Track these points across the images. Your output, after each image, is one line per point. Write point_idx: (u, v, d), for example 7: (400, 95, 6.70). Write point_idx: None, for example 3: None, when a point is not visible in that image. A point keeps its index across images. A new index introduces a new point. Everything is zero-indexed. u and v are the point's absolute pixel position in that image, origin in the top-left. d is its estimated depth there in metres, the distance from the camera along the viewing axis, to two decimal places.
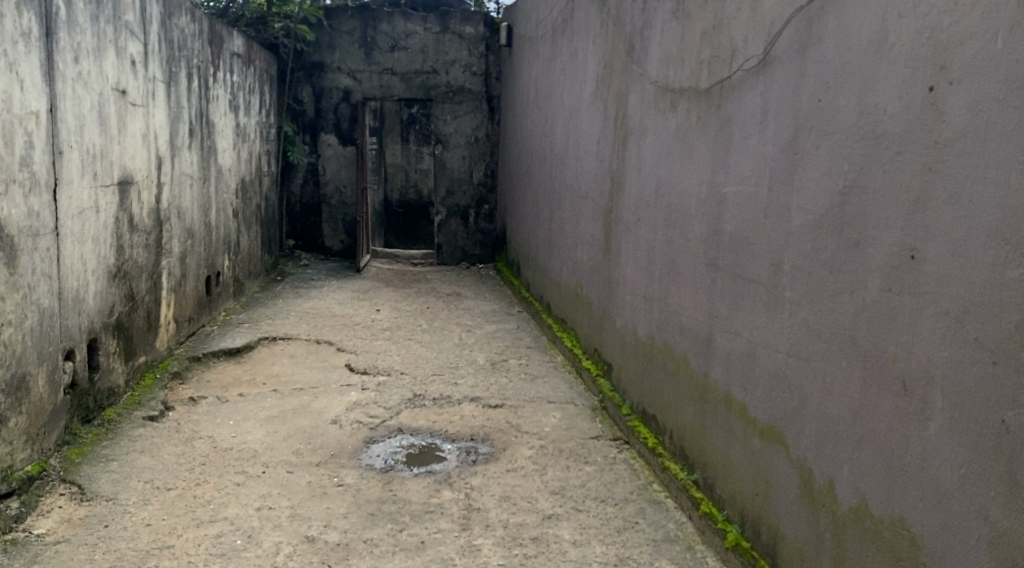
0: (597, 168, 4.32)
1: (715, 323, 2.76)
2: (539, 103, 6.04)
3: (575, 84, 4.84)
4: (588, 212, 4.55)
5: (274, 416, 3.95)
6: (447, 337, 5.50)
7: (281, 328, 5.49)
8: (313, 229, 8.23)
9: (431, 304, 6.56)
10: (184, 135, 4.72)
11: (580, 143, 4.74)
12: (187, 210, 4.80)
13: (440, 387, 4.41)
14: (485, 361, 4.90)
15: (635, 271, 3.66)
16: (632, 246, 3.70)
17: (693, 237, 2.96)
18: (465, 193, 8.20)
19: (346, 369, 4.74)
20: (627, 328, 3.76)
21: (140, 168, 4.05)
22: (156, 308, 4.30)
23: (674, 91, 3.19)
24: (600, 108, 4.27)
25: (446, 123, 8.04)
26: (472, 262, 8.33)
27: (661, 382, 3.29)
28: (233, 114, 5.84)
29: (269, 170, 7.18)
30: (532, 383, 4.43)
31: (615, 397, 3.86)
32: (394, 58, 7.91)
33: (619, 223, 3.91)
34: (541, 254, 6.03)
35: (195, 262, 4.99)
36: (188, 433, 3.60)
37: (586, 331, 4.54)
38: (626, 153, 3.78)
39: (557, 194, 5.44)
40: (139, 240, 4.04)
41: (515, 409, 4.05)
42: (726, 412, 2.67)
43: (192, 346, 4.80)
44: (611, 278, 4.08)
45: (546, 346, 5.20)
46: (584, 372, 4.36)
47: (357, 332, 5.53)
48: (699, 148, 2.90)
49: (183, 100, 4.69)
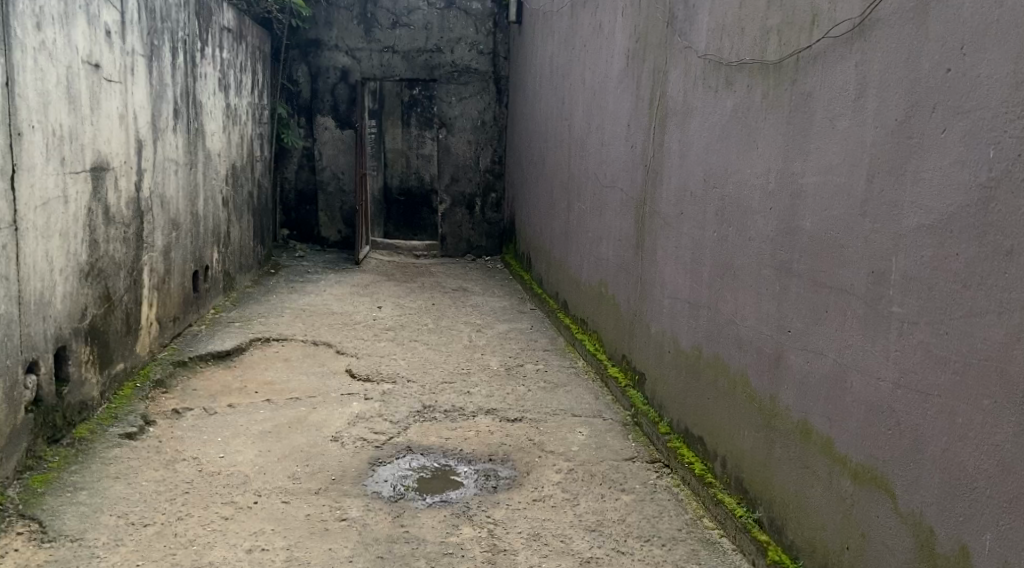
0: (627, 154, 3.89)
1: (786, 338, 2.34)
2: (555, 83, 5.60)
3: (600, 61, 4.40)
4: (615, 204, 4.13)
5: (268, 432, 3.53)
6: (456, 338, 5.09)
7: (275, 327, 5.06)
8: (309, 219, 7.79)
9: (437, 301, 6.13)
10: (168, 116, 4.27)
11: (605, 125, 4.31)
12: (172, 199, 4.35)
13: (452, 396, 4.00)
14: (500, 367, 4.49)
15: (675, 272, 3.25)
16: (672, 243, 3.28)
17: (756, 236, 2.54)
18: (471, 181, 7.76)
19: (347, 376, 4.32)
20: (666, 336, 3.34)
21: (117, 152, 3.60)
22: (136, 309, 3.86)
23: (731, 65, 2.76)
24: (631, 86, 3.83)
25: (451, 106, 7.58)
26: (477, 254, 7.90)
27: (710, 401, 2.88)
28: (223, 94, 5.38)
29: (262, 155, 6.72)
30: (553, 393, 4.01)
31: (649, 411, 3.45)
32: (395, 36, 7.45)
33: (655, 217, 3.49)
34: (556, 247, 5.60)
35: (180, 257, 4.55)
36: (171, 453, 3.18)
37: (612, 335, 4.12)
38: (666, 138, 3.36)
39: (575, 183, 5.01)
40: (116, 233, 3.60)
41: (537, 424, 3.64)
42: (802, 444, 2.26)
43: (177, 348, 4.37)
44: (643, 278, 3.66)
45: (565, 349, 4.78)
46: (611, 381, 3.95)
47: (357, 332, 5.10)
48: (766, 131, 2.48)
49: (167, 77, 4.23)
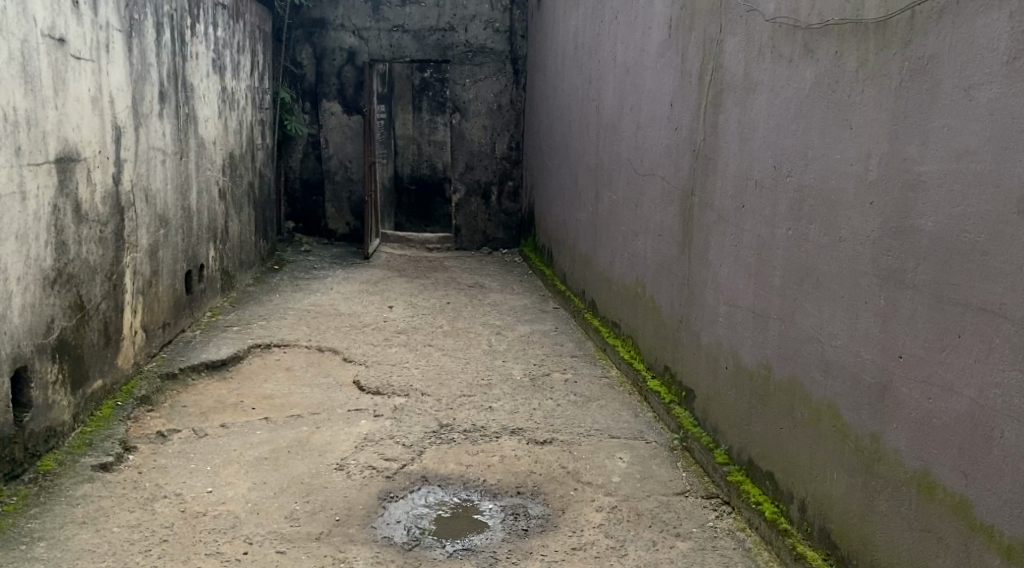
0: (671, 137, 3.41)
1: (895, 365, 1.88)
2: (579, 61, 5.11)
3: (635, 33, 3.92)
4: (653, 196, 3.66)
5: (264, 459, 3.10)
6: (474, 343, 4.64)
7: (277, 331, 4.63)
8: (316, 210, 7.36)
9: (452, 299, 5.68)
10: (153, 99, 3.82)
11: (642, 104, 3.83)
12: (158, 193, 3.91)
13: (472, 413, 3.55)
14: (524, 377, 4.03)
15: (734, 277, 2.78)
16: (730, 242, 2.82)
17: (851, 237, 2.07)
18: (486, 169, 7.29)
19: (355, 389, 3.88)
20: (722, 351, 2.88)
21: (89, 140, 3.15)
22: (117, 317, 3.43)
23: (811, 28, 2.27)
24: (676, 59, 3.35)
25: (465, 88, 7.10)
26: (494, 248, 7.44)
27: (784, 431, 2.42)
28: (218, 76, 4.93)
29: (264, 142, 6.27)
30: (585, 408, 3.56)
31: (702, 435, 3.00)
32: (405, 14, 6.96)
33: (707, 211, 3.03)
34: (581, 241, 5.14)
35: (171, 257, 4.12)
36: (150, 489, 2.75)
37: (651, 344, 3.66)
38: (723, 119, 2.88)
39: (605, 172, 4.54)
40: (90, 233, 3.16)
41: (570, 447, 3.19)
42: (919, 502, 1.79)
43: (167, 358, 3.95)
44: (691, 281, 3.19)
45: (595, 355, 4.33)
46: (652, 396, 3.49)
47: (366, 337, 4.66)
48: (865, 108, 2.00)
49: (150, 56, 3.79)
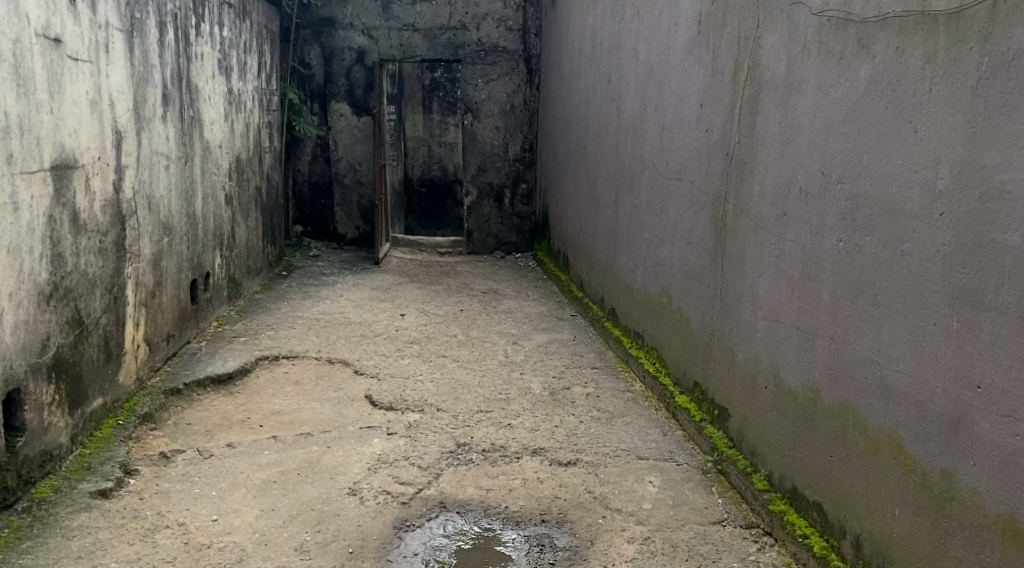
0: (701, 139, 3.23)
1: (972, 396, 1.69)
2: (598, 59, 4.93)
3: (660, 30, 3.73)
4: (681, 201, 3.48)
5: (273, 482, 2.93)
6: (490, 353, 4.46)
7: (286, 342, 4.47)
8: (324, 214, 7.20)
9: (466, 306, 5.50)
10: (156, 102, 3.65)
11: (668, 104, 3.65)
12: (162, 201, 3.75)
13: (490, 432, 3.37)
14: (543, 391, 3.84)
15: (776, 290, 2.60)
16: (770, 253, 2.64)
17: (916, 251, 1.89)
18: (499, 171, 7.11)
19: (367, 404, 3.70)
20: (761, 370, 2.70)
21: (88, 146, 2.98)
22: (118, 331, 3.27)
23: (866, 22, 2.09)
24: (708, 56, 3.17)
25: (477, 88, 6.92)
26: (507, 252, 7.26)
27: (835, 460, 2.23)
28: (224, 77, 4.77)
29: (271, 145, 6.11)
30: (610, 426, 3.38)
31: (738, 458, 2.82)
32: (415, 13, 6.79)
33: (744, 219, 2.84)
34: (600, 246, 4.95)
35: (175, 266, 3.96)
36: (151, 518, 2.58)
37: (679, 358, 3.48)
38: (762, 121, 2.70)
39: (626, 175, 4.35)
40: (89, 244, 2.99)
41: (596, 469, 3.00)
42: (1004, 550, 1.60)
43: (171, 372, 3.78)
44: (724, 293, 3.01)
45: (617, 367, 4.14)
46: (681, 413, 3.31)
47: (378, 348, 4.49)
48: (934, 108, 1.82)
49: (153, 57, 3.62)
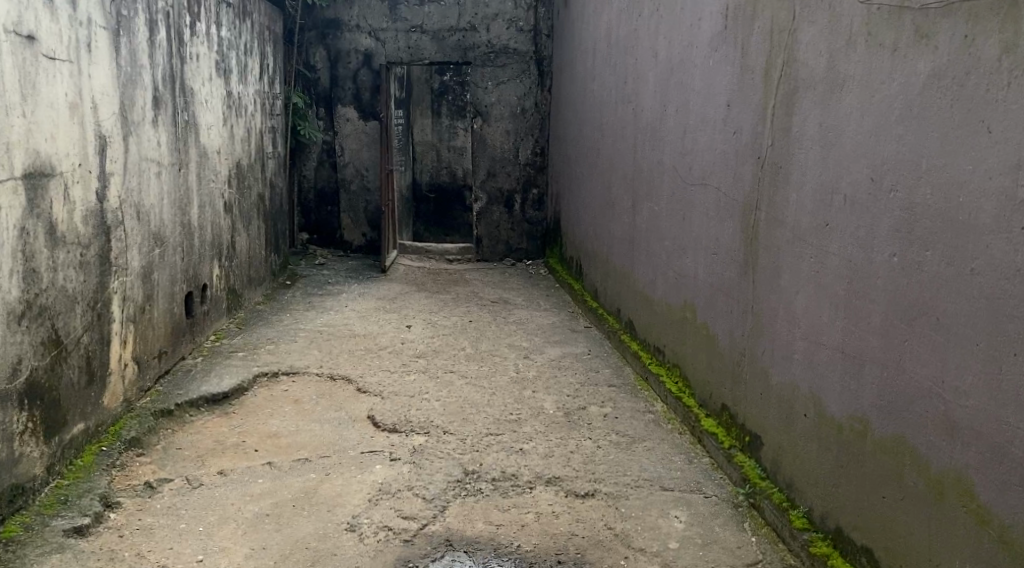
0: (730, 142, 2.99)
1: None
2: (613, 60, 4.69)
3: (683, 27, 3.49)
4: (706, 209, 3.23)
5: (265, 515, 2.70)
6: (500, 368, 4.23)
7: (286, 357, 4.25)
8: (330, 221, 6.99)
9: (475, 317, 5.26)
10: (146, 105, 3.44)
11: (691, 105, 3.40)
12: (152, 209, 3.53)
13: (500, 458, 3.12)
14: (557, 411, 3.60)
15: (817, 309, 2.35)
16: (809, 267, 2.40)
17: (991, 269, 1.64)
18: (510, 176, 6.88)
19: (369, 426, 3.47)
20: (799, 397, 2.45)
21: (66, 152, 2.76)
22: (102, 350, 3.05)
23: (926, 11, 1.85)
24: (738, 53, 2.93)
25: (487, 91, 6.70)
26: (518, 259, 7.03)
27: (887, 502, 1.99)
28: (222, 79, 4.56)
29: (274, 150, 5.90)
30: (631, 452, 3.14)
31: (774, 492, 2.57)
32: (423, 13, 6.57)
33: (779, 229, 2.60)
34: (616, 255, 4.71)
35: (167, 278, 3.74)
36: (129, 560, 2.35)
37: (705, 379, 3.24)
38: (798, 122, 2.45)
39: (644, 180, 4.11)
40: (67, 258, 2.77)
41: (616, 502, 2.76)
42: None
43: (163, 392, 3.57)
44: (756, 311, 2.77)
45: (635, 385, 3.90)
46: (708, 439, 3.07)
47: (382, 363, 4.25)
48: (1014, 105, 1.58)
49: (142, 58, 3.41)
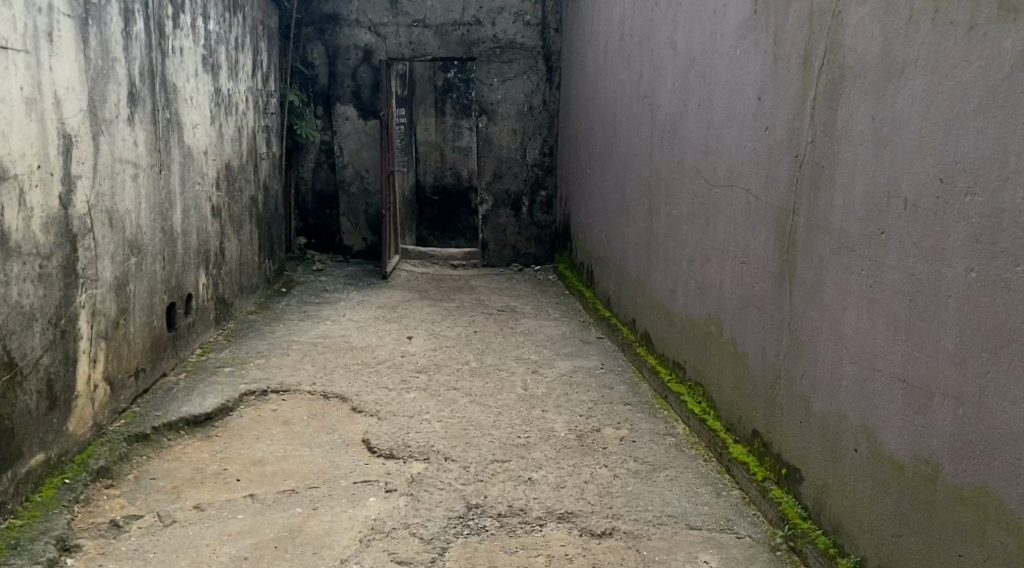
0: (762, 139, 2.68)
1: None
2: (627, 53, 4.39)
3: (705, 13, 3.19)
4: (733, 214, 2.93)
5: (243, 558, 2.41)
6: (507, 385, 3.93)
7: (277, 373, 3.96)
8: (329, 224, 6.70)
9: (481, 328, 4.96)
10: (120, 101, 3.15)
11: (716, 98, 3.10)
12: (128, 215, 3.25)
13: (507, 489, 2.82)
14: (569, 434, 3.30)
15: (870, 329, 2.04)
16: (860, 281, 2.09)
17: None
18: (517, 177, 6.57)
19: (363, 451, 3.17)
20: (849, 429, 2.15)
21: (23, 153, 2.48)
22: (67, 372, 2.77)
23: None
24: (771, 39, 2.62)
25: (492, 88, 6.40)
26: (525, 264, 6.73)
27: (964, 562, 1.67)
28: (209, 75, 4.28)
29: (269, 150, 5.62)
30: (653, 483, 2.83)
31: (819, 536, 2.26)
32: (425, 7, 6.28)
33: (822, 237, 2.29)
34: (630, 262, 4.41)
35: (146, 289, 3.46)
36: None
37: (733, 401, 2.93)
38: (845, 115, 2.15)
39: (662, 182, 3.81)
40: (23, 271, 2.48)
41: (638, 543, 2.45)
42: None
43: (140, 413, 3.28)
44: (794, 328, 2.46)
45: (653, 404, 3.60)
46: (738, 469, 2.76)
47: (380, 379, 3.96)
48: None
49: (116, 50, 3.12)
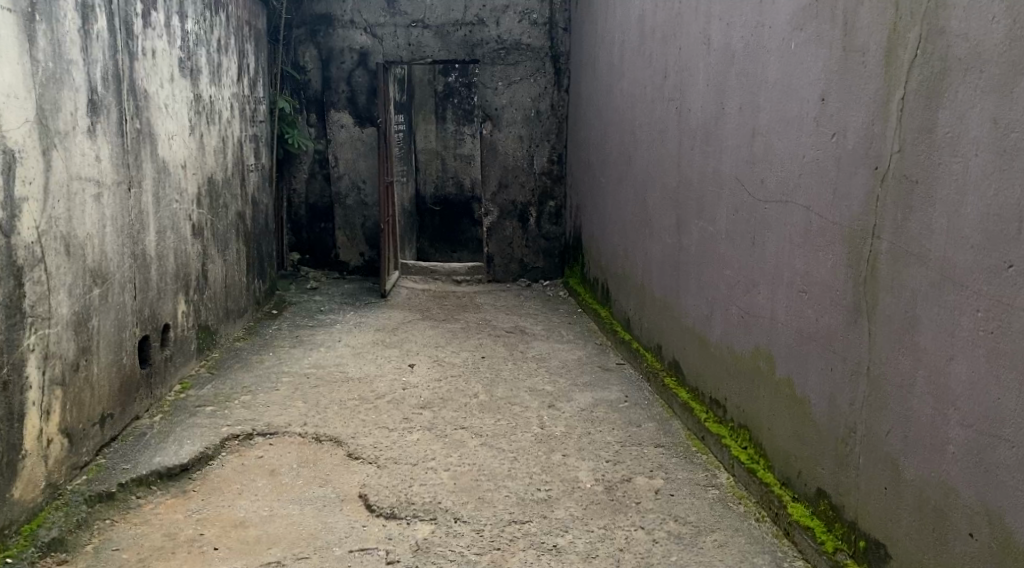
0: (827, 149, 2.27)
1: None
2: (648, 51, 3.99)
3: (748, 3, 2.79)
4: (789, 234, 2.52)
5: None
6: (521, 422, 3.51)
7: (264, 412, 3.54)
8: (324, 238, 6.29)
9: (489, 353, 4.55)
10: (77, 110, 2.75)
11: (763, 99, 2.69)
12: (89, 241, 2.83)
13: (529, 560, 2.41)
14: (596, 485, 2.88)
15: (992, 386, 1.64)
16: (975, 325, 1.69)
17: None
18: (523, 187, 6.17)
19: (361, 509, 2.76)
20: (959, 507, 1.73)
21: None
22: (11, 430, 2.35)
23: None
24: (838, 30, 2.21)
25: (497, 92, 6.01)
26: (533, 279, 6.32)
27: None
28: (188, 80, 3.88)
29: (257, 160, 5.22)
30: (700, 552, 2.41)
31: None
32: (425, 7, 5.88)
33: (916, 266, 1.88)
34: (654, 281, 4.00)
35: (113, 323, 3.04)
36: None
37: (791, 453, 2.51)
38: (952, 119, 1.74)
39: (693, 195, 3.40)
40: None
41: None
42: None
43: (105, 467, 2.87)
44: (876, 375, 2.05)
45: (689, 447, 3.18)
46: (801, 535, 2.35)
47: (379, 417, 3.54)
48: None
49: (72, 52, 2.72)
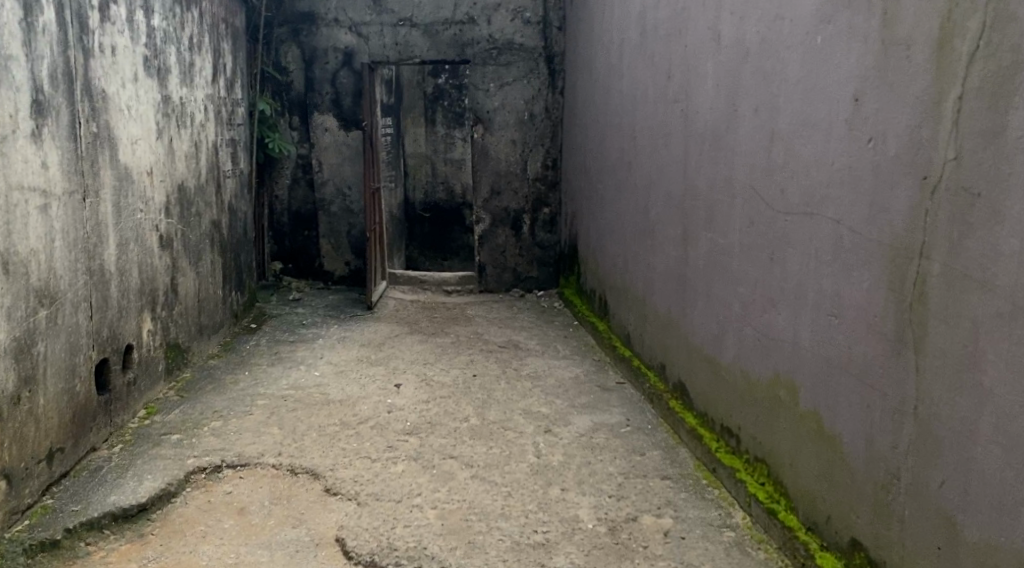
0: (862, 156, 2.01)
1: None
2: (650, 48, 3.73)
3: None
4: (814, 251, 2.25)
5: None
6: (516, 450, 3.23)
7: (235, 439, 3.25)
8: (308, 247, 6.00)
9: (480, 370, 4.27)
10: (17, 111, 2.45)
11: (783, 99, 2.42)
12: (33, 258, 2.54)
13: None
14: (599, 526, 2.61)
15: None
16: None
17: None
18: (517, 194, 5.90)
19: (337, 556, 2.47)
20: None
21: None
22: None
23: None
24: (876, 20, 1.95)
25: (488, 94, 5.74)
26: (527, 289, 6.04)
27: None
28: (155, 79, 3.59)
29: (235, 165, 4.93)
30: None
31: None
32: (413, 5, 5.61)
33: (979, 293, 1.61)
34: (656, 296, 3.73)
35: (64, 347, 2.75)
36: None
37: (818, 495, 2.25)
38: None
39: (701, 204, 3.14)
40: None
41: None
42: None
43: (52, 509, 2.58)
44: (925, 415, 1.78)
45: (700, 480, 2.91)
46: None
47: (361, 446, 3.25)
48: None
49: (11, 46, 2.43)
